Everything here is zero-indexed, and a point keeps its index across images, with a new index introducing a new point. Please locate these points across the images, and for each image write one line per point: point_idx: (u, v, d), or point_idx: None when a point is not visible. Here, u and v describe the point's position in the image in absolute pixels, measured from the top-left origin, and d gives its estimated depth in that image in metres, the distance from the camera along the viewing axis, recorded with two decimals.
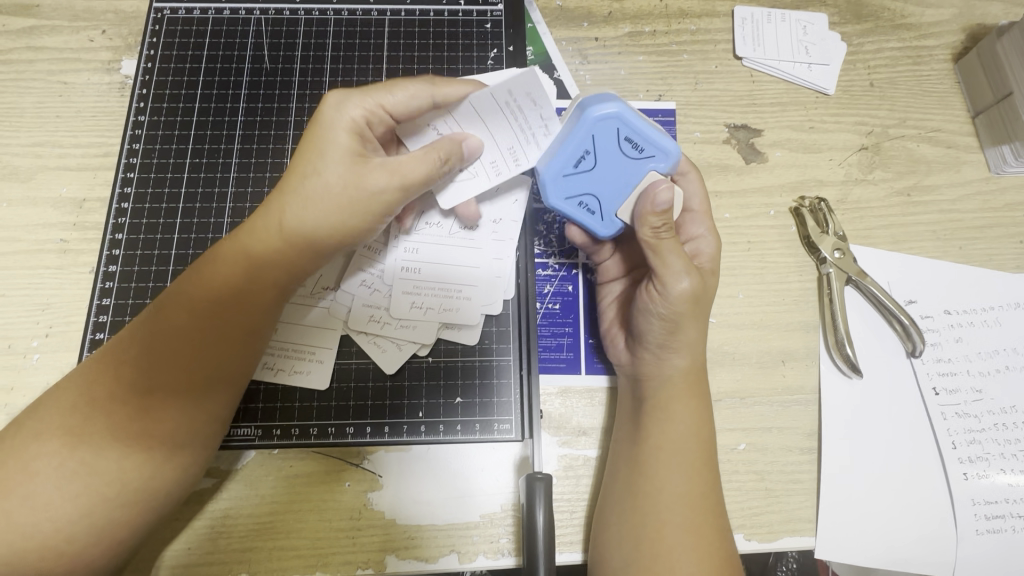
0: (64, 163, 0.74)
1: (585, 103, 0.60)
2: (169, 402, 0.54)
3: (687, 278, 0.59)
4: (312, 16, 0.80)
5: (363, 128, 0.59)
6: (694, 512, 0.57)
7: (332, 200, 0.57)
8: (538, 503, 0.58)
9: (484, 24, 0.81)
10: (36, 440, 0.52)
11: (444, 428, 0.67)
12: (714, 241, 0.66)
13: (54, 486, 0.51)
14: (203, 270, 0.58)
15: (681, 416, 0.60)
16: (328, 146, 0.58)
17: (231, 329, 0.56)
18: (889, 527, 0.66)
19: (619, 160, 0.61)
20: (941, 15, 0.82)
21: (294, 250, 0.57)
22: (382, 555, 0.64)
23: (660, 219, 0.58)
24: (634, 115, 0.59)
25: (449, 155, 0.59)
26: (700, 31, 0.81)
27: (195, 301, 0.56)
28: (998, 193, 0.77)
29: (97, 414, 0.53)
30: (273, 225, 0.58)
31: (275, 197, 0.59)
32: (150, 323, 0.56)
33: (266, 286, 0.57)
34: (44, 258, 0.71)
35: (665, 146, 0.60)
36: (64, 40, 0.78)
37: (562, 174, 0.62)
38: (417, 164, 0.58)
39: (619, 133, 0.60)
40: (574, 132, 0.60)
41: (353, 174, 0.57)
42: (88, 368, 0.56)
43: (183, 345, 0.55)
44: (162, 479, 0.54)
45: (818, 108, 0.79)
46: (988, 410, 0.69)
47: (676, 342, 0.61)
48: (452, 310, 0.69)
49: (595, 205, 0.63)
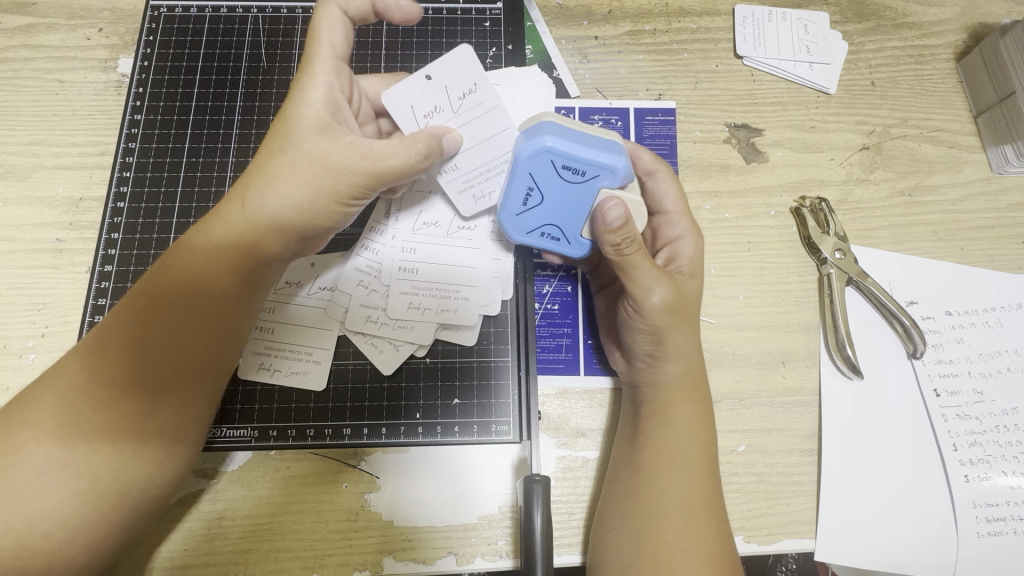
0: (60, 162, 0.73)
1: (516, 143, 0.60)
2: (138, 394, 0.54)
3: (659, 290, 0.58)
4: (310, 14, 0.80)
5: (328, 104, 0.59)
6: (694, 517, 0.57)
7: (298, 182, 0.57)
8: (535, 504, 0.58)
9: (482, 22, 0.80)
10: (9, 435, 0.52)
11: (441, 429, 0.67)
12: (693, 241, 0.65)
13: (25, 482, 0.50)
14: (171, 261, 0.57)
15: (682, 424, 0.60)
16: (300, 129, 0.58)
17: (203, 316, 0.56)
18: (889, 529, 0.66)
19: (565, 186, 0.60)
20: (944, 14, 0.82)
21: (263, 235, 0.57)
22: (379, 557, 0.63)
23: (618, 237, 0.56)
24: (566, 142, 0.58)
25: (430, 148, 0.58)
26: (701, 30, 0.80)
27: (166, 285, 0.56)
28: (1000, 194, 0.76)
29: (65, 409, 0.52)
30: (245, 209, 0.57)
31: (242, 183, 0.59)
32: (125, 305, 0.56)
33: (234, 273, 0.57)
34: (39, 257, 0.70)
35: (607, 161, 0.58)
36: (60, 38, 0.77)
37: (516, 213, 0.62)
38: (388, 150, 0.57)
39: (554, 163, 0.58)
40: (512, 175, 0.60)
41: (320, 155, 0.57)
42: (59, 364, 0.55)
43: (155, 334, 0.54)
44: (150, 473, 0.54)
45: (819, 108, 0.79)
46: (989, 411, 0.69)
47: (665, 351, 0.61)
48: (449, 311, 0.68)
49: (557, 232, 0.63)
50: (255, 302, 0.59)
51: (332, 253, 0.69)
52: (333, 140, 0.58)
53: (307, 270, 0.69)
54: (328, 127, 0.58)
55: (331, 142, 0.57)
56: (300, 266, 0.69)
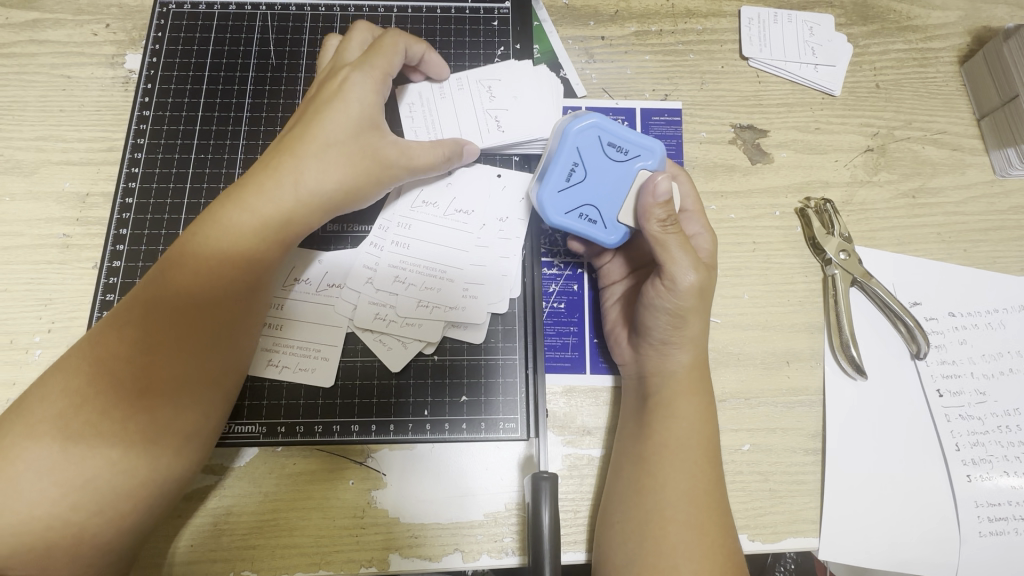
0: (67, 157, 0.73)
1: (564, 123, 0.64)
2: (175, 361, 0.54)
3: (694, 273, 0.59)
4: (318, 12, 0.80)
5: (372, 100, 0.64)
6: (697, 508, 0.57)
7: (342, 168, 0.62)
8: (543, 500, 0.58)
9: (491, 22, 0.81)
10: (40, 414, 0.51)
11: (448, 426, 0.67)
12: (710, 237, 0.66)
13: (48, 468, 0.50)
14: (205, 231, 0.58)
15: (685, 412, 0.60)
16: (340, 109, 0.63)
17: (244, 284, 0.58)
18: (893, 526, 0.66)
19: (607, 164, 0.64)
20: (946, 18, 0.82)
21: (305, 211, 0.61)
22: (386, 553, 0.63)
23: (664, 212, 0.60)
24: (611, 122, 0.64)
25: (452, 154, 0.67)
26: (707, 31, 0.81)
27: (201, 255, 0.57)
28: (1003, 197, 0.77)
29: (99, 378, 0.53)
30: (285, 185, 0.60)
31: (282, 160, 0.61)
32: (156, 278, 0.57)
33: (272, 249, 0.59)
34: (46, 253, 0.70)
35: (647, 144, 0.64)
36: (68, 34, 0.77)
37: (557, 191, 0.64)
38: (424, 151, 0.66)
39: (601, 140, 0.64)
40: (558, 152, 0.64)
41: (363, 141, 0.63)
42: (91, 337, 0.55)
43: (191, 303, 0.55)
44: (160, 460, 0.53)
45: (824, 109, 0.79)
46: (991, 412, 0.69)
47: (680, 336, 0.61)
48: (456, 309, 0.68)
49: (595, 214, 0.64)
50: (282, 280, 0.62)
51: (341, 250, 0.70)
52: (373, 129, 0.64)
53: (316, 266, 0.69)
54: (373, 117, 0.64)
55: (368, 131, 0.63)
56: (309, 262, 0.69)
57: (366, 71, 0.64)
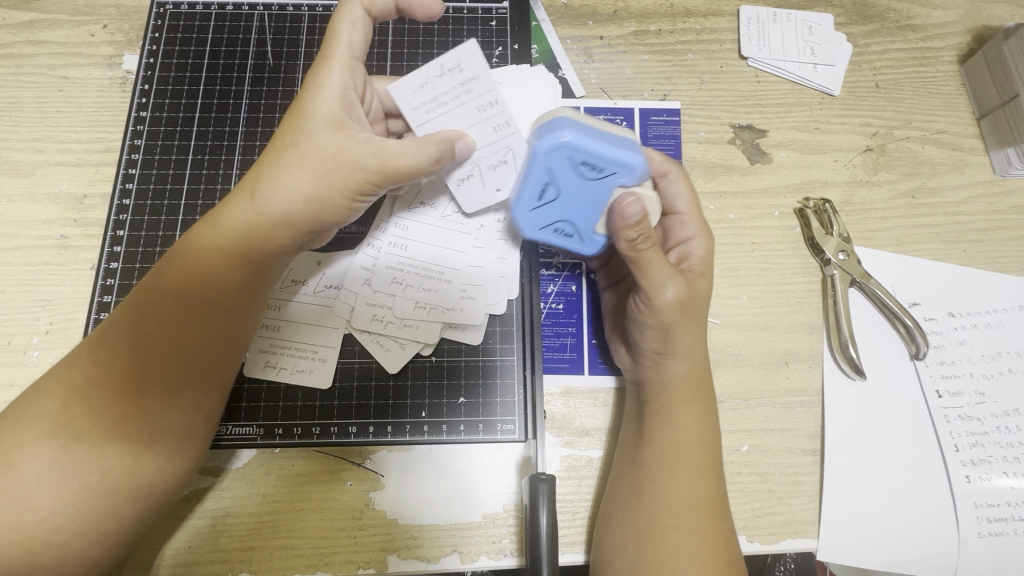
0: (64, 158, 0.73)
1: (534, 138, 0.59)
2: (152, 391, 0.54)
3: (672, 287, 0.59)
4: (316, 12, 0.80)
5: (341, 95, 0.60)
6: (696, 513, 0.57)
7: (311, 177, 0.57)
8: (541, 504, 0.58)
9: (489, 22, 0.80)
10: (21, 431, 0.52)
11: (447, 428, 0.67)
12: (704, 241, 0.65)
13: (34, 486, 0.50)
14: (180, 254, 0.57)
15: (687, 421, 0.60)
16: (303, 118, 0.59)
17: (214, 309, 0.56)
18: (892, 526, 0.66)
19: (581, 184, 0.60)
20: (947, 17, 0.82)
21: (278, 229, 0.57)
22: (384, 555, 0.63)
23: (635, 232, 0.57)
24: (585, 138, 0.58)
25: (442, 153, 0.60)
26: (706, 31, 0.81)
27: (171, 280, 0.56)
28: (1003, 196, 0.76)
29: (79, 404, 0.53)
30: (250, 203, 0.57)
31: (254, 176, 0.59)
32: (130, 305, 0.56)
33: (244, 269, 0.57)
34: (44, 254, 0.70)
35: (625, 159, 0.58)
36: (65, 34, 0.77)
37: (529, 209, 0.62)
38: (401, 147, 0.58)
39: (572, 159, 0.58)
40: (529, 170, 0.60)
41: (330, 145, 0.57)
42: (73, 358, 0.55)
43: (161, 328, 0.55)
44: (142, 479, 0.54)
45: (824, 109, 0.79)
46: (991, 413, 0.69)
47: (673, 348, 0.61)
48: (455, 311, 0.68)
49: (570, 228, 0.63)
50: (264, 299, 0.60)
51: (339, 252, 0.69)
52: (340, 128, 0.58)
53: (313, 269, 0.69)
54: (339, 118, 0.59)
55: (336, 131, 0.58)
56: (306, 264, 0.69)
57: (327, 65, 0.60)
